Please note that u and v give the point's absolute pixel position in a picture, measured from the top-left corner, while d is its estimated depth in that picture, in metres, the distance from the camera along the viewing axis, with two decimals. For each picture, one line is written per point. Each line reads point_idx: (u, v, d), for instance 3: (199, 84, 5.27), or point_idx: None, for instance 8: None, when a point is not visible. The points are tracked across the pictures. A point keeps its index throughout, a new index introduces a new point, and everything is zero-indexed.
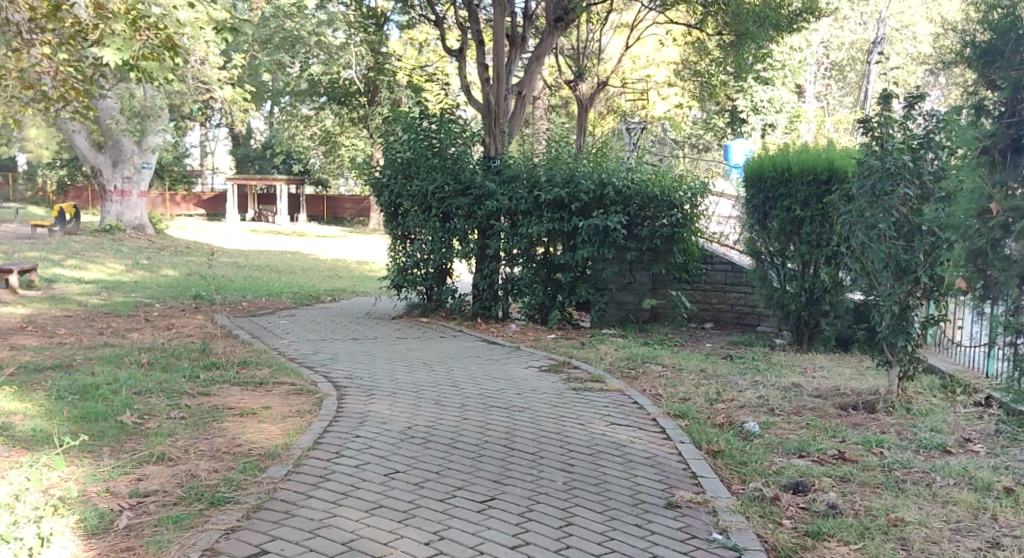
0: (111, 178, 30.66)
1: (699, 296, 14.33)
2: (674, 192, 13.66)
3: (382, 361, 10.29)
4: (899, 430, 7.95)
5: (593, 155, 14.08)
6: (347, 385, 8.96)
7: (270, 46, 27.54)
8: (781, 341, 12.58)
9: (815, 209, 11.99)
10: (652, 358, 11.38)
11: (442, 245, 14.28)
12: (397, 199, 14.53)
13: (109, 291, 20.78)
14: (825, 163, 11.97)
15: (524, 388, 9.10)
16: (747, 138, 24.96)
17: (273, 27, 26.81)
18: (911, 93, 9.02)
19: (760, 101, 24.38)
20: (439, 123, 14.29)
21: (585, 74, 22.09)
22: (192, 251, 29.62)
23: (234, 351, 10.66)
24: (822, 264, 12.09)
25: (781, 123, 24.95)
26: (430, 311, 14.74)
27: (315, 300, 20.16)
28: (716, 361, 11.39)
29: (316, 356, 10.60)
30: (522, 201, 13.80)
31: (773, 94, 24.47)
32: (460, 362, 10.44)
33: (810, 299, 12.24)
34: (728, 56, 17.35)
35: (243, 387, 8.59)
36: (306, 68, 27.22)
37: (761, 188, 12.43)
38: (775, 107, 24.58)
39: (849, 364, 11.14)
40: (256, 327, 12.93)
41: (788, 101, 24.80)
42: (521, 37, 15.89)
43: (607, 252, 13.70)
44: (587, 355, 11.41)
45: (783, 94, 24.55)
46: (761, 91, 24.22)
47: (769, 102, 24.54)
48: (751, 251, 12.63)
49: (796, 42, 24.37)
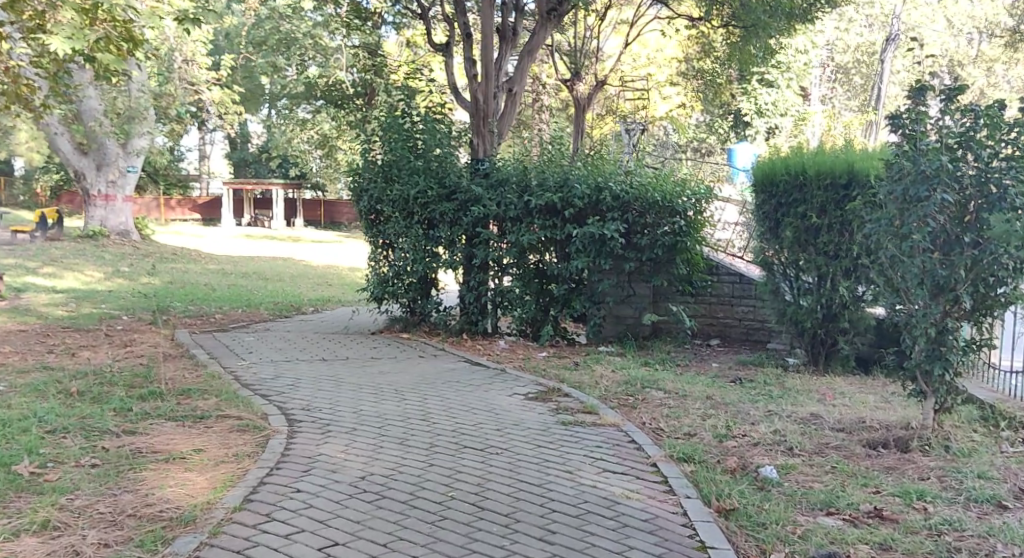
0: (95, 182, 29.31)
1: (704, 310, 13.16)
2: (676, 198, 12.50)
3: (347, 389, 9.14)
4: (941, 476, 6.78)
5: (589, 158, 12.94)
6: (302, 419, 7.84)
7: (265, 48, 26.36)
8: (794, 361, 11.45)
9: (833, 216, 10.84)
10: (652, 381, 10.20)
11: (425, 255, 13.10)
12: (377, 205, 13.33)
13: (82, 302, 19.63)
14: (843, 166, 10.77)
15: (507, 422, 7.95)
16: (753, 142, 23.76)
17: (268, 26, 25.69)
18: (950, 86, 7.84)
19: (764, 104, 23.24)
20: (423, 121, 13.13)
21: (584, 72, 20.93)
22: (178, 257, 28.46)
23: (183, 375, 9.51)
24: (840, 277, 10.94)
25: (787, 126, 23.62)
26: (412, 326, 13.57)
27: (297, 311, 18.98)
28: (725, 385, 10.21)
29: (277, 381, 9.47)
30: (512, 207, 12.68)
31: (777, 96, 23.27)
32: (437, 388, 9.31)
33: (828, 316, 11.08)
34: (735, 53, 16.16)
35: (178, 423, 7.49)
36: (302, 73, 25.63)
37: (773, 193, 11.28)
38: (778, 110, 23.40)
39: (872, 389, 9.98)
40: (219, 345, 11.80)
41: (793, 104, 23.58)
42: (512, 29, 14.68)
43: (603, 263, 12.57)
44: (581, 379, 10.24)
45: (787, 97, 23.44)
46: (764, 94, 23.14)
47: (773, 105, 23.37)
48: (761, 261, 11.49)
49: (803, 40, 23.09)
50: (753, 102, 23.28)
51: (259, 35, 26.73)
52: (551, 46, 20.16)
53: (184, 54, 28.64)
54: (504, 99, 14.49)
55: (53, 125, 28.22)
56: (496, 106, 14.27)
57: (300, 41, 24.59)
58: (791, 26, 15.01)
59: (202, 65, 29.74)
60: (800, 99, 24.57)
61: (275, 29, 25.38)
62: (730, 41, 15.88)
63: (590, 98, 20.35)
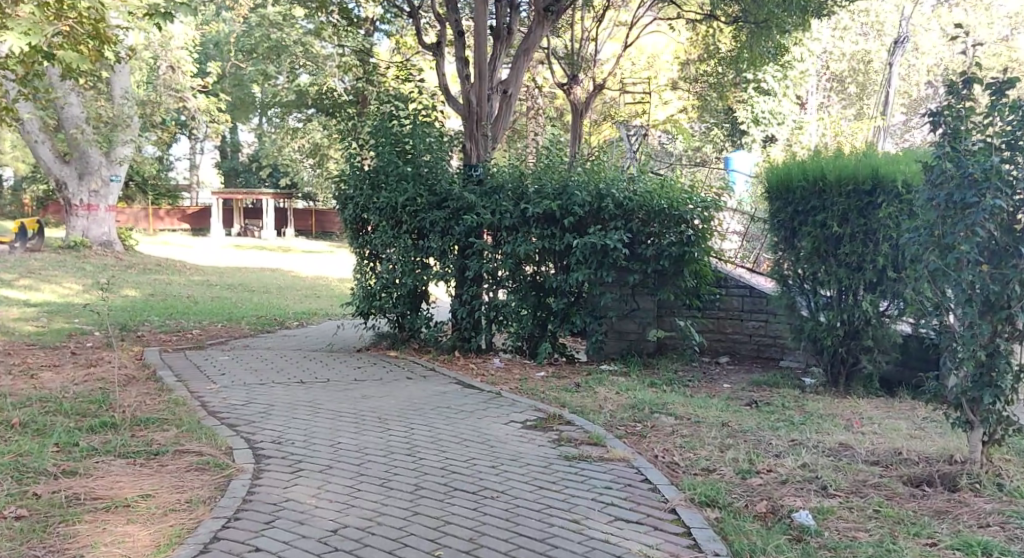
0: (77, 192, 28.20)
1: (711, 325, 12.31)
2: (683, 205, 11.66)
3: (325, 417, 8.26)
4: (1003, 525, 5.95)
5: (589, 163, 12.08)
6: (272, 455, 7.00)
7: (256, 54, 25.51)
8: (812, 382, 10.58)
9: (856, 225, 9.95)
10: (661, 405, 9.33)
11: (414, 266, 12.21)
12: (363, 214, 12.44)
13: (54, 316, 18.64)
14: (867, 170, 9.85)
15: (502, 457, 7.08)
16: (748, 151, 22.41)
17: (258, 34, 24.60)
18: (999, 78, 7.02)
19: (760, 112, 22.19)
20: (412, 124, 12.24)
21: (582, 76, 20.06)
22: (161, 269, 27.49)
23: (144, 402, 8.62)
24: (863, 291, 10.07)
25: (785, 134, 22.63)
26: (401, 343, 12.67)
27: (280, 326, 18.02)
28: (741, 409, 9.33)
29: (249, 408, 8.60)
30: (507, 215, 11.81)
31: (775, 104, 22.28)
32: (426, 415, 8.42)
33: (851, 332, 10.21)
34: (743, 54, 15.35)
35: (129, 461, 6.65)
36: (294, 80, 24.30)
37: (789, 201, 10.40)
38: (776, 118, 22.35)
39: (903, 415, 9.12)
40: (189, 367, 10.89)
41: (790, 112, 22.54)
42: (506, 29, 13.83)
43: (606, 275, 11.70)
44: (584, 403, 9.36)
45: (785, 105, 22.39)
46: (761, 101, 22.06)
47: (771, 114, 22.30)
48: (776, 274, 10.63)
49: (802, 47, 22.15)
50: (748, 109, 22.14)
51: (248, 43, 25.62)
52: (547, 49, 19.25)
53: (168, 62, 27.79)
54: (498, 101, 13.62)
55: (33, 132, 27.26)
56: (491, 109, 13.41)
57: (291, 49, 23.24)
58: (804, 22, 14.09)
59: (188, 72, 28.81)
60: (796, 106, 23.66)
61: (265, 36, 24.27)
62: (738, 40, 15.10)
63: (587, 103, 19.48)
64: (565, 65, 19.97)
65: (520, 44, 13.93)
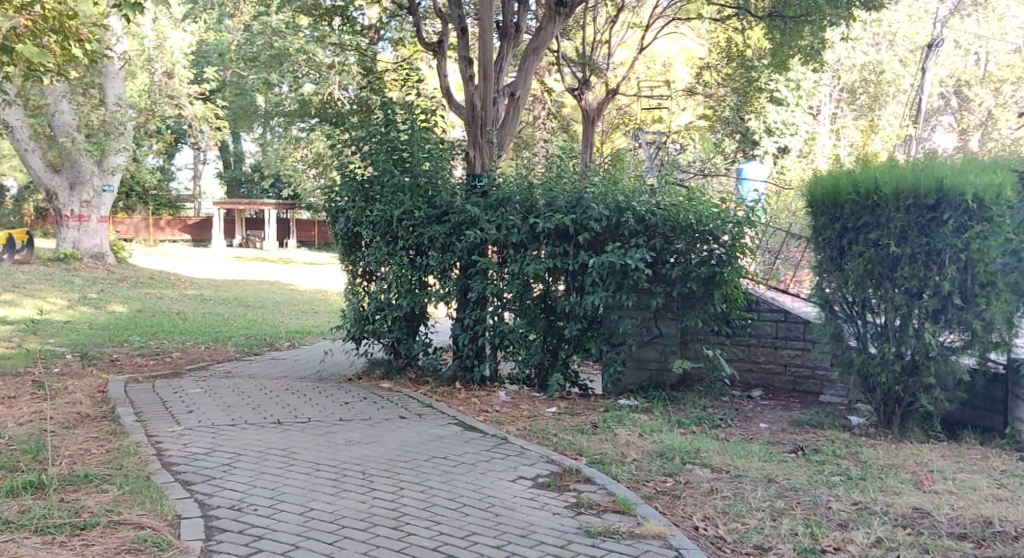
0: (67, 202, 26.73)
1: (742, 353, 11.02)
2: (713, 220, 10.33)
3: (299, 472, 7.05)
4: None
5: (606, 171, 10.77)
6: (229, 529, 5.87)
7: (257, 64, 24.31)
8: (861, 422, 9.34)
9: (916, 244, 8.61)
10: (695, 453, 8.07)
11: (410, 288, 10.95)
12: (355, 228, 11.23)
13: (29, 335, 17.31)
14: (929, 182, 8.54)
15: (507, 535, 5.90)
16: (761, 162, 20.75)
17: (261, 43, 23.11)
18: None
19: (773, 123, 20.91)
20: (410, 130, 11.00)
21: (596, 81, 18.70)
22: (154, 283, 26.24)
23: (91, 452, 7.46)
24: (925, 321, 8.72)
25: (797, 146, 21.56)
26: (395, 371, 11.40)
27: (269, 347, 16.71)
28: (787, 459, 8.04)
29: (211, 459, 7.35)
30: (515, 231, 10.54)
31: (787, 114, 21.06)
32: (418, 469, 7.18)
33: (908, 366, 8.89)
34: (773, 53, 14.02)
35: (45, 539, 5.60)
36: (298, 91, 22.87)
37: (837, 217, 9.13)
38: (789, 129, 21.12)
39: (975, 464, 7.88)
40: (154, 401, 9.66)
41: (803, 122, 21.39)
42: (514, 26, 12.58)
43: (624, 299, 10.41)
44: (605, 450, 8.09)
45: (797, 116, 21.22)
46: (773, 111, 20.80)
47: (783, 125, 21.05)
48: (820, 299, 9.36)
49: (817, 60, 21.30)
50: (762, 119, 20.61)
51: (250, 51, 24.16)
52: (558, 51, 17.96)
53: (164, 67, 26.22)
54: (505, 105, 12.36)
55: (21, 139, 25.73)
56: (495, 113, 12.15)
57: (293, 58, 21.59)
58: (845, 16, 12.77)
59: (185, 79, 27.34)
60: (810, 116, 22.30)
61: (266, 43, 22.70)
62: (770, 37, 13.80)
63: (599, 109, 18.31)
64: (576, 67, 18.56)
65: (529, 44, 12.70)
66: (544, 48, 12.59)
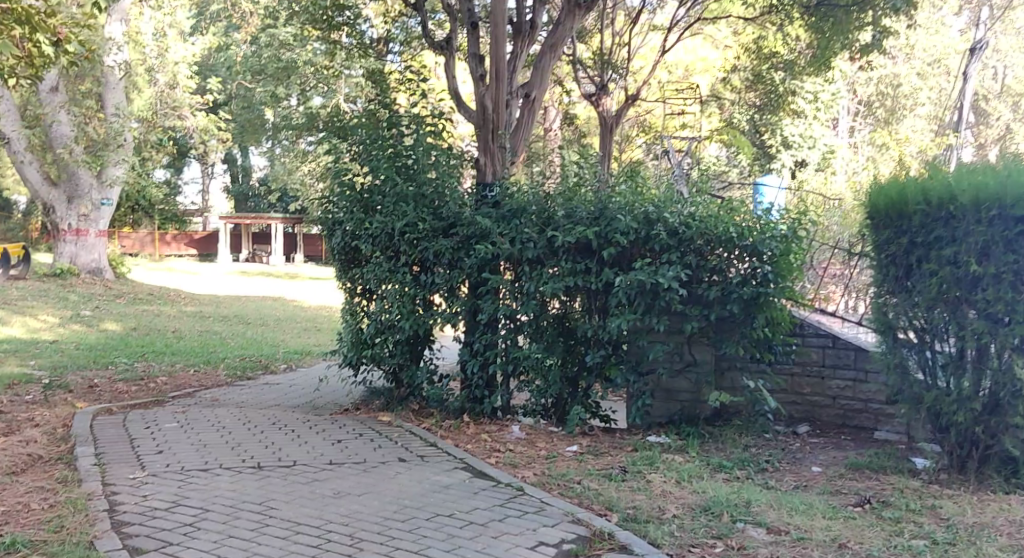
0: (65, 215, 25.40)
1: (785, 384, 9.79)
2: (755, 234, 9.09)
3: (272, 537, 5.85)
4: None
5: (634, 178, 9.53)
6: None
7: (264, 75, 23.35)
8: (929, 467, 8.10)
9: (1002, 263, 7.38)
10: (743, 506, 6.86)
11: (414, 310, 9.74)
12: (353, 242, 10.03)
13: (7, 357, 16.06)
14: (1019, 190, 7.31)
15: None
16: (780, 175, 19.64)
17: (268, 54, 22.05)
18: None
19: (792, 136, 20.00)
20: (414, 133, 9.84)
21: (616, 85, 17.45)
22: (152, 299, 25.05)
23: (31, 513, 6.26)
24: (1012, 352, 7.48)
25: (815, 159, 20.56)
26: (397, 402, 10.19)
27: (264, 371, 15.50)
28: (854, 515, 6.80)
29: (171, 516, 6.17)
30: (531, 245, 9.35)
31: (805, 127, 20.11)
32: (417, 532, 6.00)
33: (989, 405, 7.68)
34: (813, 53, 12.85)
35: None
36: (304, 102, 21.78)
37: (903, 230, 7.91)
38: (807, 142, 20.17)
39: None
40: (120, 440, 8.45)
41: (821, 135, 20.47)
42: (528, 21, 11.41)
43: (653, 323, 9.18)
44: (639, 503, 6.87)
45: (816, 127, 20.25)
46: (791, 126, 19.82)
47: (801, 138, 20.09)
48: (883, 325, 8.13)
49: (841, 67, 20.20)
50: (778, 133, 19.63)
51: (258, 62, 23.16)
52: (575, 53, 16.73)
53: (166, 78, 24.75)
54: (519, 108, 11.19)
55: (18, 151, 24.41)
56: (508, 116, 10.95)
57: (301, 68, 20.43)
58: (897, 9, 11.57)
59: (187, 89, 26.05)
60: (827, 129, 21.29)
61: (274, 57, 21.77)
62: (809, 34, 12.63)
63: (618, 117, 17.11)
64: (596, 72, 17.34)
65: (545, 41, 11.53)
66: (563, 43, 11.42)
